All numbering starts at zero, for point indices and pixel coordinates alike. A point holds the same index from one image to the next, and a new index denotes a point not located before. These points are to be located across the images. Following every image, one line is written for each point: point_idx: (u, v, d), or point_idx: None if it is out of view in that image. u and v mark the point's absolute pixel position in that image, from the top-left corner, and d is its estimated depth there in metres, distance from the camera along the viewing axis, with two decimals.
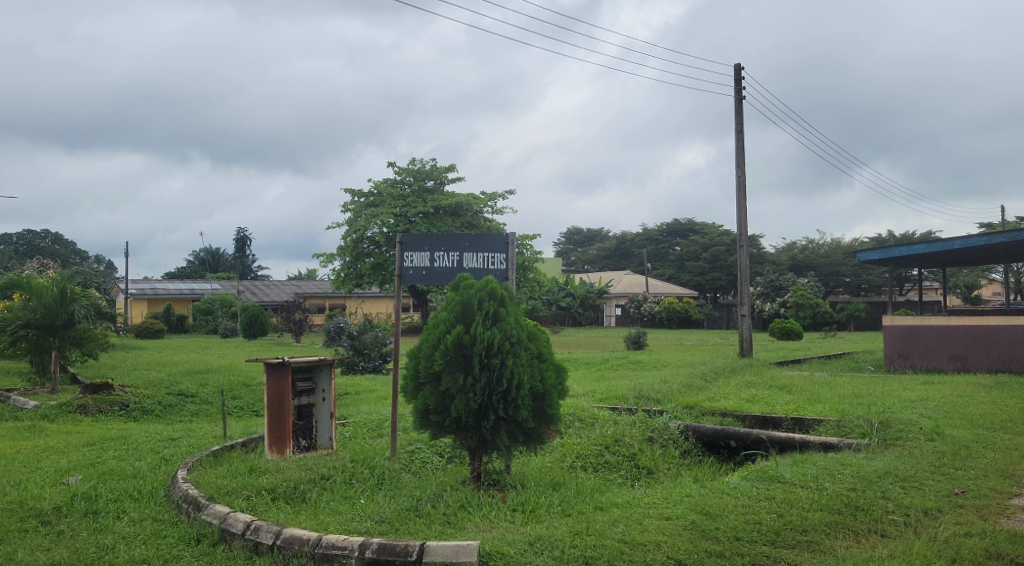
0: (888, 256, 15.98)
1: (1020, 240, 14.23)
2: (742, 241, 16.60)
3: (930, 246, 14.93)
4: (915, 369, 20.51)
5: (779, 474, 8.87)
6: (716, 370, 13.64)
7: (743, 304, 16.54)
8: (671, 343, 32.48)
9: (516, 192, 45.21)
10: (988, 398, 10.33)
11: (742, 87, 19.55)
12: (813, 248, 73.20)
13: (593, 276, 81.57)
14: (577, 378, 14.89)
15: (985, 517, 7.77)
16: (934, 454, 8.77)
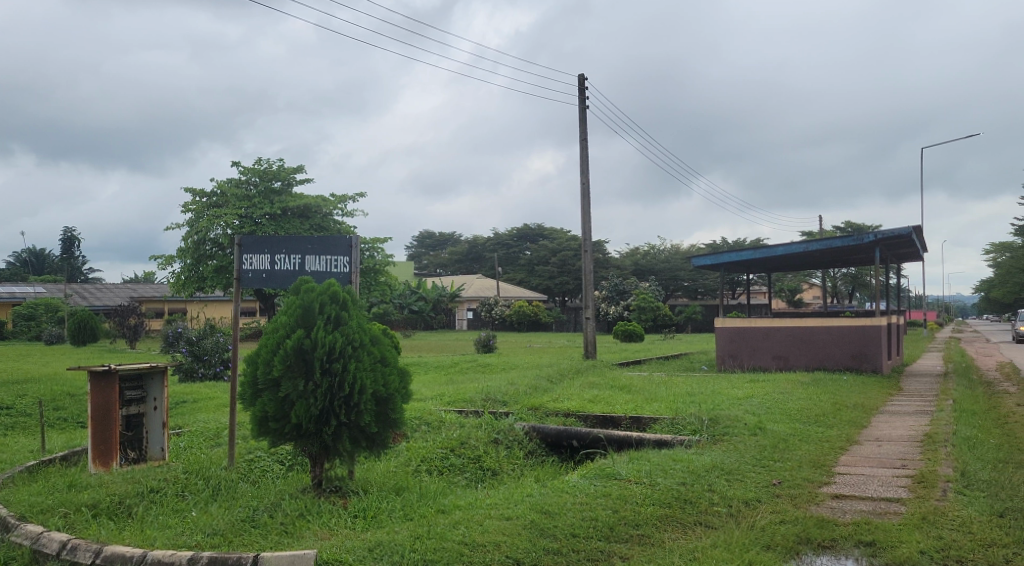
0: (720, 260, 16.85)
1: (834, 246, 15.35)
2: (585, 246, 17.06)
3: (756, 252, 15.81)
4: (743, 367, 21.83)
5: (616, 471, 9.18)
6: (561, 371, 14.00)
7: (589, 307, 16.95)
8: (523, 346, 33.10)
9: (365, 195, 45.63)
10: (803, 394, 11.12)
11: (584, 97, 20.08)
12: (653, 253, 77.18)
13: (445, 280, 82.13)
14: (426, 382, 14.93)
15: (798, 506, 8.33)
16: (757, 448, 9.33)
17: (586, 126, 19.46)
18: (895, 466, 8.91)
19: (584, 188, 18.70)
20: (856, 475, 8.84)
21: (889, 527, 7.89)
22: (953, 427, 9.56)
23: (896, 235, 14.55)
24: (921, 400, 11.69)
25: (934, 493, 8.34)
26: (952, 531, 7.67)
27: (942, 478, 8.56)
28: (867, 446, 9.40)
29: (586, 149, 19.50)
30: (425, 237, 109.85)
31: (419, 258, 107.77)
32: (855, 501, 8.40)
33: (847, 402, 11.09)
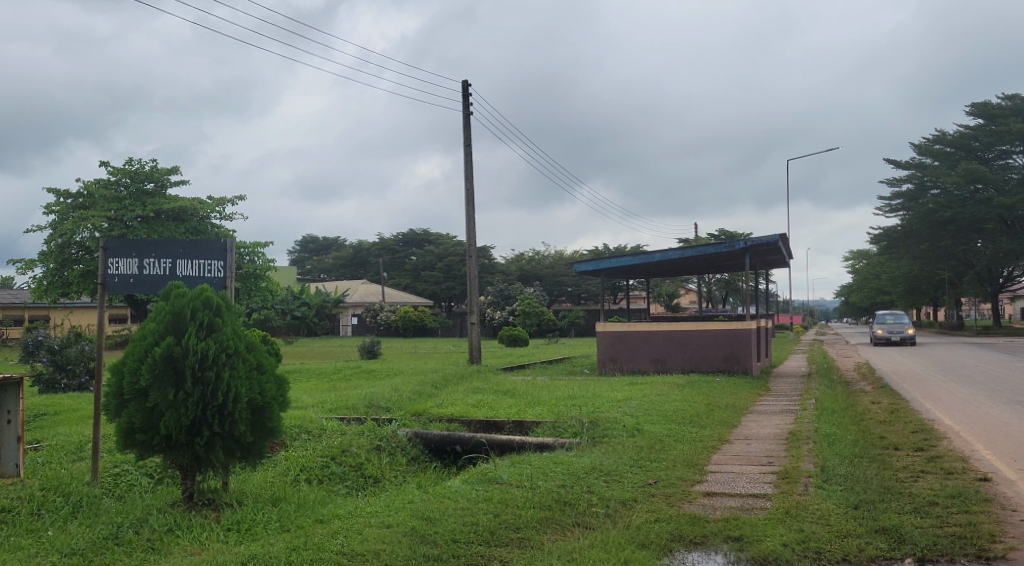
0: (602, 266, 17.20)
1: (707, 253, 15.94)
2: (471, 252, 17.07)
3: (635, 258, 16.24)
4: (624, 371, 22.24)
5: (498, 475, 9.23)
6: (446, 377, 13.97)
7: (473, 313, 17.02)
8: (407, 351, 32.93)
9: (244, 197, 44.75)
10: (680, 396, 11.53)
11: (469, 103, 20.13)
12: (537, 258, 79.43)
13: (328, 285, 80.78)
14: (307, 389, 14.64)
15: (672, 504, 8.56)
16: (634, 449, 9.58)
17: (471, 132, 19.55)
18: (763, 463, 9.32)
19: (469, 193, 18.72)
20: (726, 473, 9.19)
21: (756, 522, 8.21)
22: (814, 425, 10.13)
23: (765, 242, 15.21)
24: (786, 399, 12.34)
25: (796, 488, 8.76)
26: (812, 523, 8.05)
27: (803, 473, 9.01)
28: (738, 445, 9.82)
29: (469, 154, 19.56)
30: (307, 242, 108.45)
31: (302, 263, 106.05)
32: (726, 498, 8.70)
33: (720, 403, 11.58)
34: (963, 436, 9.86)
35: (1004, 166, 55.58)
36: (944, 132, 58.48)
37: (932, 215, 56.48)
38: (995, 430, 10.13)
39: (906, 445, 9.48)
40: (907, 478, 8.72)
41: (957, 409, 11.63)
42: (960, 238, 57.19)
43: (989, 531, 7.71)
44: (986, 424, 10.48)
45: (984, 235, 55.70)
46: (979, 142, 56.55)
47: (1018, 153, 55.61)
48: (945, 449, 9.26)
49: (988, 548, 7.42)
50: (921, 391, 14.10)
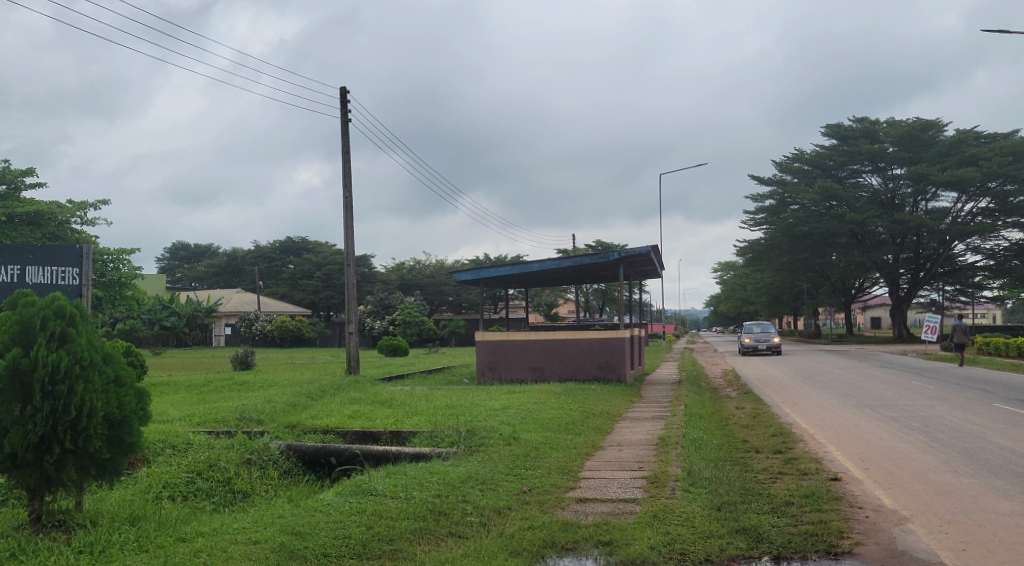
0: (482, 275, 17.26)
1: (583, 263, 16.26)
2: (349, 260, 16.78)
3: (513, 268, 16.38)
4: (502, 380, 22.14)
5: (372, 487, 9.07)
6: (322, 388, 13.70)
7: (351, 323, 16.78)
8: (282, 362, 32.06)
9: (107, 201, 42.71)
10: (556, 404, 11.79)
11: (347, 111, 19.91)
12: (420, 267, 79.02)
13: (202, 294, 77.66)
14: (175, 402, 14.02)
15: (545, 510, 8.62)
16: (510, 457, 9.66)
17: (349, 139, 19.33)
18: (634, 468, 9.59)
19: (347, 202, 18.47)
20: (599, 479, 9.37)
21: (626, 525, 8.33)
22: (683, 430, 10.55)
23: (637, 253, 15.63)
24: (657, 405, 12.80)
25: (665, 492, 9.01)
26: (678, 526, 8.25)
27: (671, 477, 9.28)
28: (610, 451, 10.12)
29: (348, 162, 19.36)
30: (178, 248, 104.51)
31: (172, 271, 101.96)
32: (598, 503, 8.83)
33: (595, 410, 11.94)
34: (817, 439, 10.46)
35: (855, 184, 58.92)
36: (803, 151, 61.39)
37: (791, 229, 59.47)
38: (845, 433, 10.79)
39: (766, 448, 9.99)
40: (766, 480, 9.13)
41: (813, 413, 12.37)
42: (816, 251, 60.45)
43: (837, 527, 8.12)
44: (839, 427, 11.18)
45: (838, 248, 59.18)
46: (832, 161, 59.65)
47: (867, 173, 59.24)
48: (800, 452, 9.81)
49: (837, 543, 7.80)
50: (782, 396, 14.94)
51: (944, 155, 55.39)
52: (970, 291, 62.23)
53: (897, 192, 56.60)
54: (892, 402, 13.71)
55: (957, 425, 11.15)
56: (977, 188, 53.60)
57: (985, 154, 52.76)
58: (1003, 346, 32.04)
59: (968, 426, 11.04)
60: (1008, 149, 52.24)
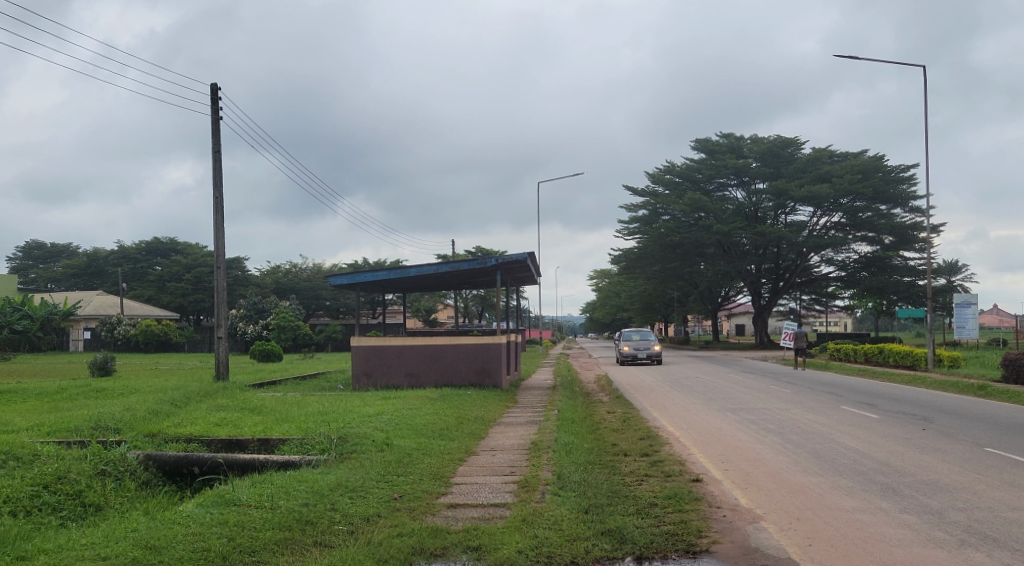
0: (358, 280, 16.96)
1: (460, 269, 16.22)
2: (219, 262, 16.12)
3: (390, 273, 16.15)
4: (377, 386, 21.60)
5: (236, 497, 8.77)
6: (187, 396, 13.33)
7: (221, 327, 16.25)
8: (146, 368, 30.75)
9: None
10: (431, 410, 11.89)
11: (218, 108, 19.24)
12: (296, 270, 77.80)
13: (60, 296, 73.28)
14: (21, 411, 13.19)
15: (415, 517, 8.48)
16: (382, 463, 9.55)
17: (219, 139, 18.76)
18: (506, 473, 9.69)
19: (218, 203, 17.87)
20: (469, 484, 9.39)
21: (494, 530, 8.29)
22: (554, 435, 10.91)
23: (514, 259, 15.76)
24: (532, 411, 13.08)
25: (534, 496, 9.09)
26: (545, 529, 8.27)
27: (541, 482, 9.40)
28: (483, 456, 10.24)
29: (219, 163, 18.71)
30: (31, 248, 98.02)
31: (26, 272, 95.70)
32: (468, 509, 8.80)
33: (470, 415, 12.09)
34: (682, 441, 10.90)
35: (722, 197, 61.33)
36: (673, 163, 63.01)
37: (663, 238, 60.56)
38: (708, 435, 11.26)
39: (634, 451, 10.35)
40: (633, 482, 9.38)
41: (679, 416, 12.87)
42: (685, 261, 61.97)
43: (696, 526, 8.38)
44: (703, 429, 11.67)
45: (705, 259, 61.39)
46: (701, 174, 61.58)
47: (732, 186, 61.90)
48: (666, 454, 10.18)
49: (695, 542, 8.02)
50: (650, 399, 15.47)
51: (801, 171, 58.47)
52: (825, 300, 66.25)
53: (760, 206, 59.32)
54: (750, 405, 14.45)
55: (809, 426, 11.81)
56: (830, 203, 56.82)
57: (838, 172, 56.04)
58: (853, 351, 33.97)
59: (817, 428, 11.72)
60: (857, 168, 55.61)
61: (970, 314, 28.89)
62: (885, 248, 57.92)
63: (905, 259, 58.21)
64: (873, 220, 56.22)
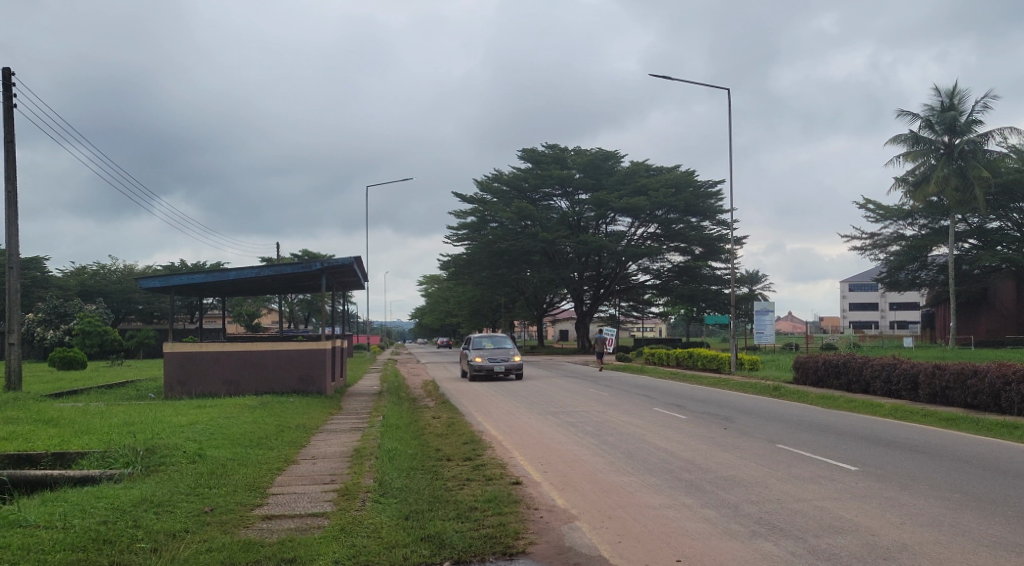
0: (172, 283, 16.12)
1: (283, 273, 15.82)
2: (10, 261, 14.78)
3: (209, 276, 15.48)
4: (191, 396, 20.49)
5: (22, 518, 8.01)
6: None
7: (12, 333, 14.97)
8: None
9: None
10: (250, 419, 11.68)
11: (11, 97, 17.62)
12: (103, 272, 73.19)
13: None
14: None
15: (225, 530, 7.99)
16: (193, 475, 9.13)
17: (10, 129, 17.25)
18: (326, 481, 9.50)
19: (11, 199, 16.39)
20: (288, 494, 9.10)
21: (309, 541, 7.94)
22: (378, 441, 10.95)
23: (340, 264, 15.59)
24: (355, 418, 13.12)
25: (354, 504, 8.89)
26: (364, 538, 7.99)
27: (363, 489, 9.23)
28: (303, 465, 10.04)
29: (12, 154, 17.20)
30: None
31: None
32: (285, 520, 8.45)
33: (291, 424, 11.94)
34: (504, 445, 11.17)
35: (547, 207, 62.40)
36: (501, 171, 63.16)
37: (490, 246, 60.49)
38: (529, 438, 11.59)
39: (457, 455, 10.51)
40: (455, 487, 9.44)
41: (503, 420, 13.21)
42: (512, 267, 62.17)
43: (514, 528, 8.48)
44: (524, 432, 12.01)
45: (531, 265, 61.87)
46: (527, 184, 62.12)
47: (557, 196, 62.99)
48: (488, 458, 10.40)
49: (512, 544, 8.09)
50: (475, 404, 15.74)
51: (621, 183, 61.14)
52: (641, 307, 69.77)
53: (582, 215, 61.43)
54: (569, 407, 15.03)
55: (624, 427, 12.39)
56: (647, 215, 59.70)
57: (653, 185, 59.03)
58: (665, 355, 36.07)
59: (631, 429, 12.32)
60: (671, 181, 59.59)
61: (768, 320, 31.29)
62: (694, 258, 61.91)
63: (713, 268, 62.30)
64: (685, 232, 60.17)
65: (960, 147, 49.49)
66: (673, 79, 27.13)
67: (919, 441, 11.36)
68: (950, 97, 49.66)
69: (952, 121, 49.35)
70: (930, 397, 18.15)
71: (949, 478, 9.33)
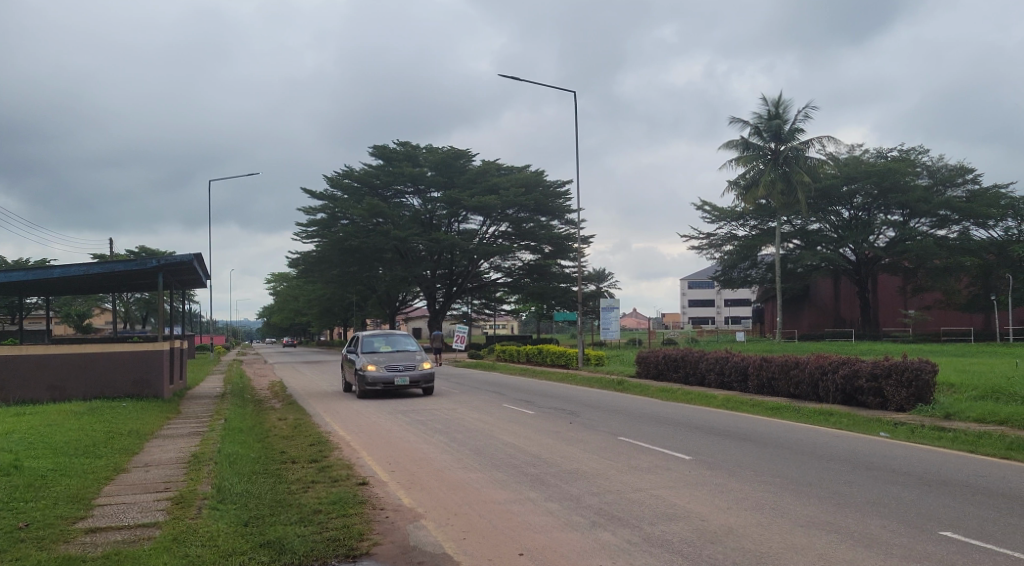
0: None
1: (114, 270, 15.03)
2: None
3: (29, 273, 14.48)
4: (10, 402, 19.14)
5: None
6: None
7: None
8: None
9: None
10: (75, 427, 11.16)
11: None
12: None
13: None
14: None
15: (41, 547, 7.36)
16: (8, 488, 8.52)
17: None
18: (159, 490, 9.09)
19: None
20: (116, 504, 8.61)
21: (137, 551, 7.42)
22: (218, 446, 10.68)
23: (179, 262, 15.13)
24: (195, 423, 12.73)
25: (190, 512, 8.48)
26: (197, 546, 7.53)
27: (199, 496, 8.87)
28: (134, 473, 9.60)
29: None
30: None
31: None
32: (111, 531, 7.88)
33: (123, 430, 11.46)
34: (351, 446, 11.13)
35: (397, 204, 61.66)
36: (352, 167, 61.57)
37: (341, 242, 59.20)
38: (378, 438, 11.58)
39: (302, 458, 10.38)
40: (298, 490, 9.23)
41: (351, 421, 13.15)
42: (364, 266, 61.00)
43: (358, 530, 8.28)
44: (373, 433, 11.99)
45: (383, 263, 60.94)
46: (378, 180, 60.99)
47: (409, 194, 62.48)
48: (334, 459, 10.33)
49: (355, 546, 7.86)
50: (325, 406, 15.53)
51: (471, 182, 61.90)
52: (493, 304, 70.57)
53: (434, 213, 61.95)
54: (419, 406, 15.01)
55: (472, 424, 12.60)
56: (497, 214, 60.84)
57: (504, 184, 60.31)
58: (516, 352, 36.71)
59: (479, 425, 12.50)
60: (521, 181, 61.07)
61: (613, 317, 32.40)
62: (544, 257, 63.44)
63: (562, 267, 64.07)
64: (534, 230, 61.89)
65: (785, 153, 52.90)
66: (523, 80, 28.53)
67: (742, 429, 12.15)
68: (776, 106, 53.12)
69: (777, 128, 52.83)
70: (758, 388, 19.36)
71: (773, 463, 9.98)
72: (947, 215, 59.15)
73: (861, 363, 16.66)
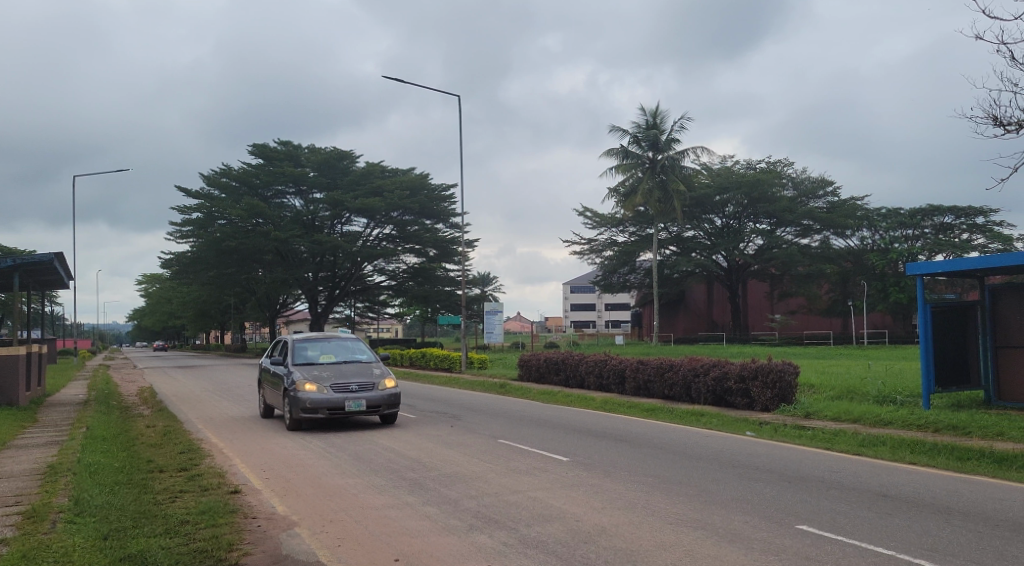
0: None
1: None
2: None
3: None
4: None
5: None
6: None
7: None
8: None
9: None
10: None
11: None
12: None
13: None
14: None
15: None
16: None
17: None
18: (9, 504, 8.56)
19: None
20: None
21: None
22: (77, 457, 10.17)
23: (37, 261, 14.52)
24: (53, 433, 12.10)
25: (43, 527, 8.00)
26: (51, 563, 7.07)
27: (54, 510, 8.39)
28: None
29: None
30: None
31: None
32: None
33: None
34: (224, 454, 10.83)
35: (278, 204, 60.34)
36: (229, 165, 59.84)
37: (218, 244, 57.17)
38: (252, 446, 11.29)
39: (170, 467, 10.03)
40: (164, 500, 8.89)
41: (226, 429, 12.80)
42: (242, 266, 59.22)
43: (227, 540, 7.96)
44: (248, 440, 11.69)
45: (262, 265, 59.25)
46: (258, 180, 59.56)
47: (290, 194, 61.27)
48: (205, 467, 10.04)
49: (224, 556, 7.56)
50: (201, 414, 15.01)
51: (356, 183, 61.32)
52: (376, 307, 69.92)
53: (316, 214, 60.60)
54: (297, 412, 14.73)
55: (352, 430, 12.44)
56: (382, 215, 60.48)
57: (387, 187, 59.86)
58: (399, 356, 36.42)
59: (358, 432, 12.35)
60: (405, 184, 60.67)
61: (496, 321, 32.68)
62: (429, 260, 63.18)
63: (447, 270, 63.85)
64: (418, 233, 61.87)
65: (662, 161, 54.53)
66: (407, 83, 28.95)
67: (617, 431, 12.51)
68: (654, 115, 54.44)
69: (655, 138, 54.19)
70: (634, 390, 19.96)
71: (646, 463, 10.32)
72: (809, 225, 62.46)
73: (730, 365, 17.41)
